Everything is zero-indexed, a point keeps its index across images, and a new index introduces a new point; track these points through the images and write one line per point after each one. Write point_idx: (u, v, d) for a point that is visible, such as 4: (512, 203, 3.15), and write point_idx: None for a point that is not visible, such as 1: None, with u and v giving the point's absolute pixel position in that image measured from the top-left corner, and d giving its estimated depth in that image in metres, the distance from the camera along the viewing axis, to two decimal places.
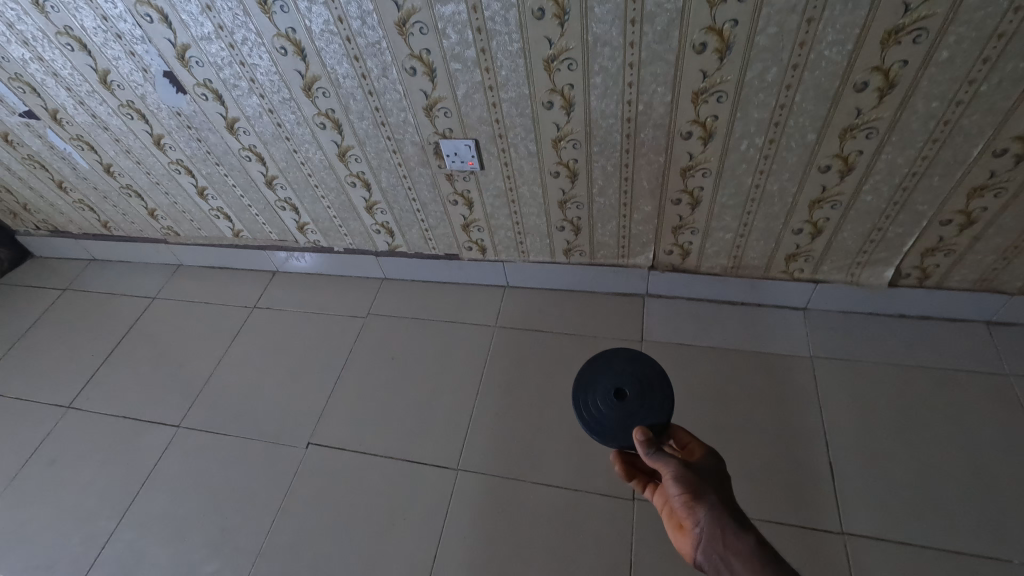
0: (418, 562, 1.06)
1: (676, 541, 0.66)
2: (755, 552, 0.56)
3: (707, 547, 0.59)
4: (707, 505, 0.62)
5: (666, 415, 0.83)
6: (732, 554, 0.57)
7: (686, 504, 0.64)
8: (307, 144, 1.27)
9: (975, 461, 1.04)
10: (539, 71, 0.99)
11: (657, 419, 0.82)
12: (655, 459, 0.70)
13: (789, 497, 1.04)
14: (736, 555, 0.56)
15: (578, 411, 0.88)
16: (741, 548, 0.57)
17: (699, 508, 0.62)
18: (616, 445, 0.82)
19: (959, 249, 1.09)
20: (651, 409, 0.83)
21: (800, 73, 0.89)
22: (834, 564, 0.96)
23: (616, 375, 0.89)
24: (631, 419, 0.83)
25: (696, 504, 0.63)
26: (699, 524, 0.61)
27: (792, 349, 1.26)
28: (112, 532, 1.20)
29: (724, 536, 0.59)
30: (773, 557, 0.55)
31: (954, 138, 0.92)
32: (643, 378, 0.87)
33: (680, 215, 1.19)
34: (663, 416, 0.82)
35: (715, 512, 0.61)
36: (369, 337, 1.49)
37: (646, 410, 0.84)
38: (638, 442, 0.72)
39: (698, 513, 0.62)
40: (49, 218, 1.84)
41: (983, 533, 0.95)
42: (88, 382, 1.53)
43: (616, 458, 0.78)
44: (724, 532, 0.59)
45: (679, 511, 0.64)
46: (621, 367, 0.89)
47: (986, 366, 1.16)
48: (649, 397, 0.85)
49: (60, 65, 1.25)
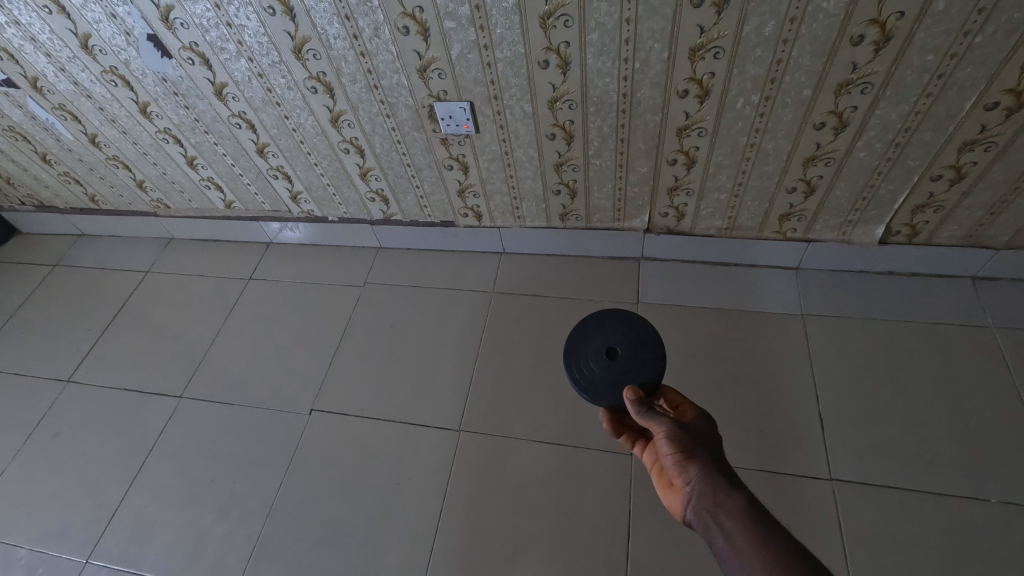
0: (424, 519, 1.10)
1: (667, 499, 0.69)
2: (744, 511, 0.59)
3: (698, 505, 0.63)
4: (699, 465, 0.65)
5: (657, 372, 0.85)
6: (722, 511, 0.60)
7: (679, 464, 0.67)
8: (299, 110, 1.25)
9: (958, 409, 1.08)
10: (534, 29, 0.98)
11: (647, 378, 0.84)
12: (647, 419, 0.72)
13: (779, 448, 1.09)
14: (725, 512, 0.60)
15: (569, 369, 0.90)
16: (730, 506, 0.60)
17: (691, 467, 0.65)
18: (605, 405, 0.84)
19: (948, 205, 1.12)
20: (642, 366, 0.86)
21: (797, 27, 0.89)
22: (822, 508, 1.01)
23: (608, 336, 0.91)
24: (622, 376, 0.85)
25: (689, 464, 0.66)
26: (691, 483, 0.64)
27: (784, 307, 1.29)
28: (122, 499, 1.22)
29: (714, 494, 0.62)
30: (762, 516, 0.58)
31: (947, 92, 0.92)
32: (633, 337, 0.89)
33: (676, 176, 1.20)
34: (654, 374, 0.85)
35: (707, 471, 0.64)
36: (367, 305, 1.50)
37: (638, 368, 0.86)
38: (629, 403, 0.73)
39: (690, 472, 0.65)
40: (33, 192, 1.80)
41: (963, 476, 1.00)
42: (85, 356, 1.53)
43: (605, 416, 0.84)
44: (714, 491, 0.62)
45: (672, 470, 0.67)
46: (612, 329, 0.91)
47: (971, 320, 1.20)
48: (641, 356, 0.87)
49: (38, 30, 1.21)
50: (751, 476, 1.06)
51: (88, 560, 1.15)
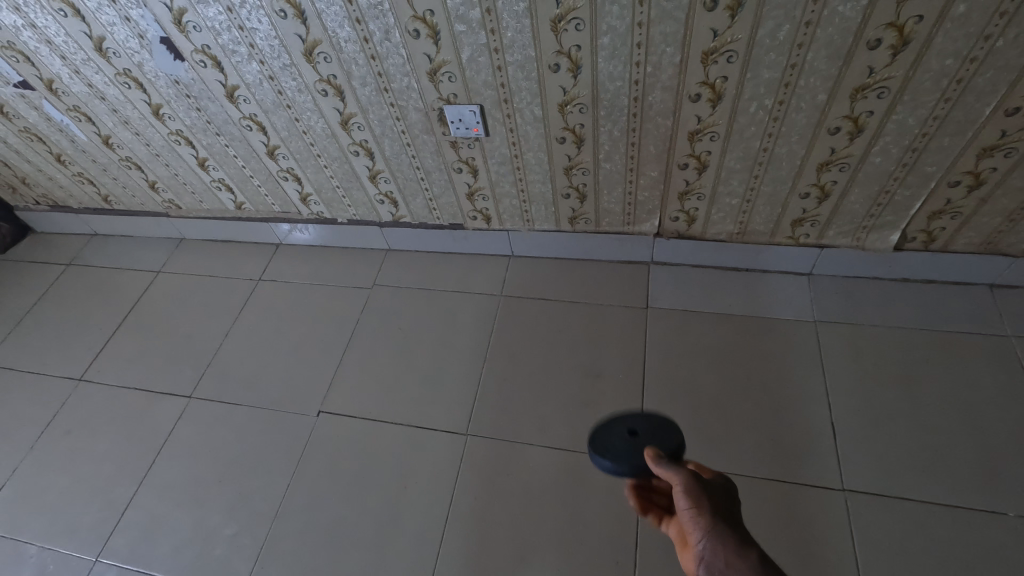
0: (430, 524, 1.10)
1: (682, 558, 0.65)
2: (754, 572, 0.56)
3: (709, 562, 0.59)
4: (712, 519, 0.61)
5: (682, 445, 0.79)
6: (733, 570, 0.56)
7: (693, 519, 0.63)
8: (309, 112, 1.25)
9: (976, 419, 1.06)
10: (545, 32, 0.97)
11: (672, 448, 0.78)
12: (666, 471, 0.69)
13: (791, 457, 1.07)
14: (736, 571, 0.56)
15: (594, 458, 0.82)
16: (742, 565, 0.56)
17: (704, 522, 0.62)
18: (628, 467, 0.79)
19: (966, 211, 1.09)
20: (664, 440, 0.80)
21: (813, 30, 0.87)
22: (834, 519, 0.99)
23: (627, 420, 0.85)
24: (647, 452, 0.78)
25: (702, 518, 0.62)
26: (703, 539, 0.61)
27: (795, 314, 1.28)
28: (131, 497, 1.23)
29: (726, 552, 0.58)
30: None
31: (966, 97, 0.91)
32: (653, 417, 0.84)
33: (687, 180, 1.19)
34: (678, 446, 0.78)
35: (721, 527, 0.60)
36: (375, 307, 1.50)
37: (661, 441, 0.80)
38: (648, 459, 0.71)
39: (703, 527, 0.62)
40: (48, 192, 1.83)
41: (980, 488, 0.98)
42: (97, 355, 1.54)
43: (632, 491, 0.79)
44: (726, 548, 0.58)
45: (686, 525, 0.64)
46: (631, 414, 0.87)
47: (989, 329, 1.17)
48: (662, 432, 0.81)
49: (54, 32, 1.22)
50: (762, 485, 1.04)
51: (97, 558, 1.16)
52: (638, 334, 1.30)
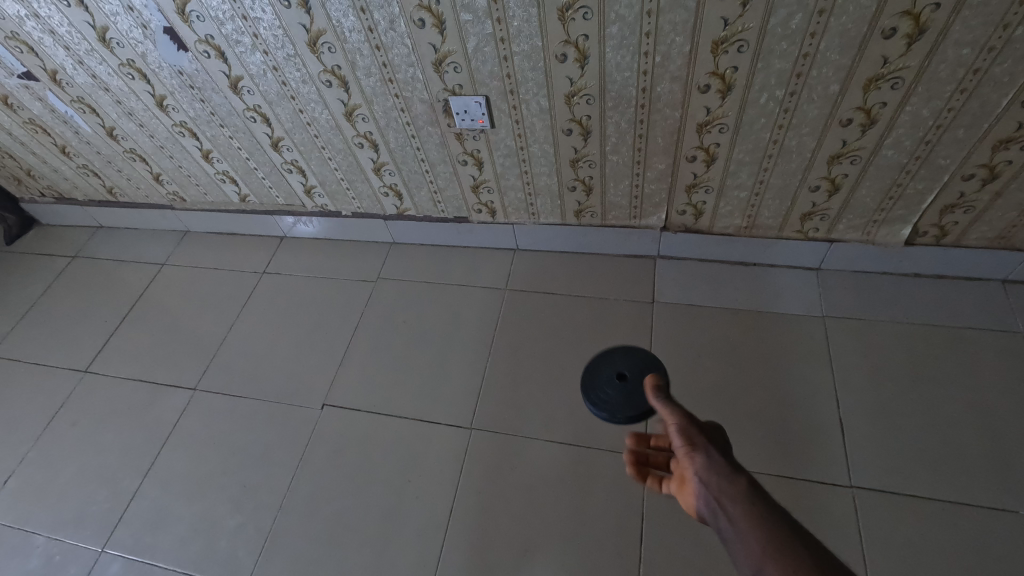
0: (434, 518, 1.09)
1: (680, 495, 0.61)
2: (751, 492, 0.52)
3: (704, 492, 0.55)
4: (705, 450, 0.58)
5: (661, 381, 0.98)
6: (725, 495, 0.53)
7: (687, 453, 0.59)
8: (313, 104, 1.24)
9: (987, 416, 1.05)
10: (552, 22, 0.96)
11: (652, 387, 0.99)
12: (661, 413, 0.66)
13: (798, 453, 1.06)
14: (729, 496, 0.52)
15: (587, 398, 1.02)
16: (733, 491, 0.53)
17: (696, 452, 0.58)
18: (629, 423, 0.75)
19: (979, 205, 1.08)
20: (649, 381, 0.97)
21: (826, 19, 0.85)
22: (841, 515, 0.98)
23: (615, 363, 1.02)
24: (634, 395, 0.97)
25: (694, 449, 0.59)
26: (695, 470, 0.57)
27: (803, 309, 1.26)
28: (136, 489, 1.24)
29: (718, 479, 0.54)
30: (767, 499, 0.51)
31: (983, 88, 0.89)
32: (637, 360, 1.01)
33: (695, 173, 1.17)
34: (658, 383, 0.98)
35: (713, 457, 0.57)
36: (380, 301, 1.50)
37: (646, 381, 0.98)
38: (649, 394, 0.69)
39: (696, 459, 0.58)
40: (53, 185, 1.83)
41: (990, 486, 0.97)
42: (102, 348, 1.55)
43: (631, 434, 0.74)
44: (719, 474, 0.55)
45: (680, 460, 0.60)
46: (617, 358, 1.03)
47: (1001, 325, 1.16)
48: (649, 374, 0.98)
49: (57, 22, 1.22)
50: (769, 481, 1.03)
51: (103, 549, 1.16)
52: (644, 328, 1.29)
